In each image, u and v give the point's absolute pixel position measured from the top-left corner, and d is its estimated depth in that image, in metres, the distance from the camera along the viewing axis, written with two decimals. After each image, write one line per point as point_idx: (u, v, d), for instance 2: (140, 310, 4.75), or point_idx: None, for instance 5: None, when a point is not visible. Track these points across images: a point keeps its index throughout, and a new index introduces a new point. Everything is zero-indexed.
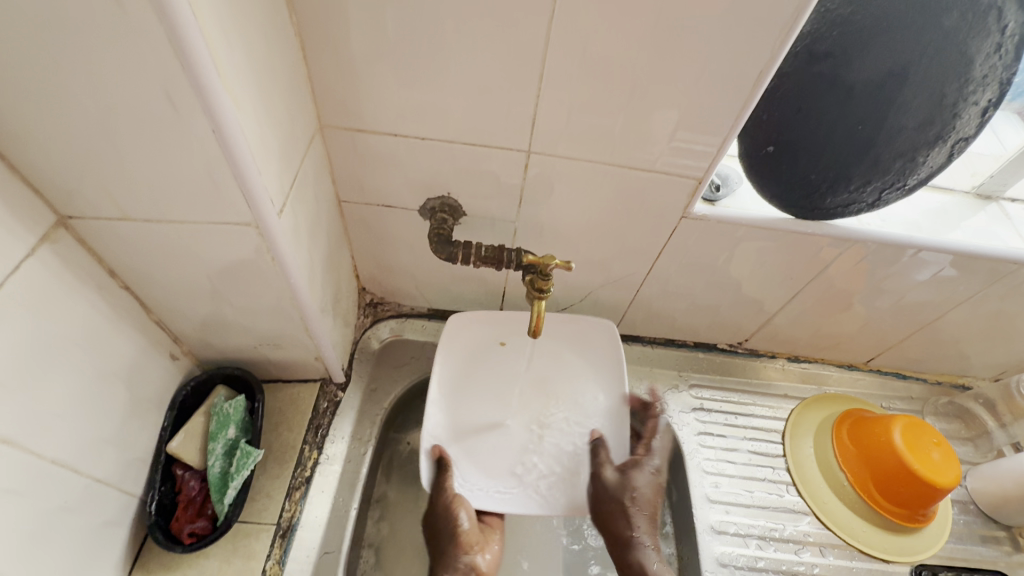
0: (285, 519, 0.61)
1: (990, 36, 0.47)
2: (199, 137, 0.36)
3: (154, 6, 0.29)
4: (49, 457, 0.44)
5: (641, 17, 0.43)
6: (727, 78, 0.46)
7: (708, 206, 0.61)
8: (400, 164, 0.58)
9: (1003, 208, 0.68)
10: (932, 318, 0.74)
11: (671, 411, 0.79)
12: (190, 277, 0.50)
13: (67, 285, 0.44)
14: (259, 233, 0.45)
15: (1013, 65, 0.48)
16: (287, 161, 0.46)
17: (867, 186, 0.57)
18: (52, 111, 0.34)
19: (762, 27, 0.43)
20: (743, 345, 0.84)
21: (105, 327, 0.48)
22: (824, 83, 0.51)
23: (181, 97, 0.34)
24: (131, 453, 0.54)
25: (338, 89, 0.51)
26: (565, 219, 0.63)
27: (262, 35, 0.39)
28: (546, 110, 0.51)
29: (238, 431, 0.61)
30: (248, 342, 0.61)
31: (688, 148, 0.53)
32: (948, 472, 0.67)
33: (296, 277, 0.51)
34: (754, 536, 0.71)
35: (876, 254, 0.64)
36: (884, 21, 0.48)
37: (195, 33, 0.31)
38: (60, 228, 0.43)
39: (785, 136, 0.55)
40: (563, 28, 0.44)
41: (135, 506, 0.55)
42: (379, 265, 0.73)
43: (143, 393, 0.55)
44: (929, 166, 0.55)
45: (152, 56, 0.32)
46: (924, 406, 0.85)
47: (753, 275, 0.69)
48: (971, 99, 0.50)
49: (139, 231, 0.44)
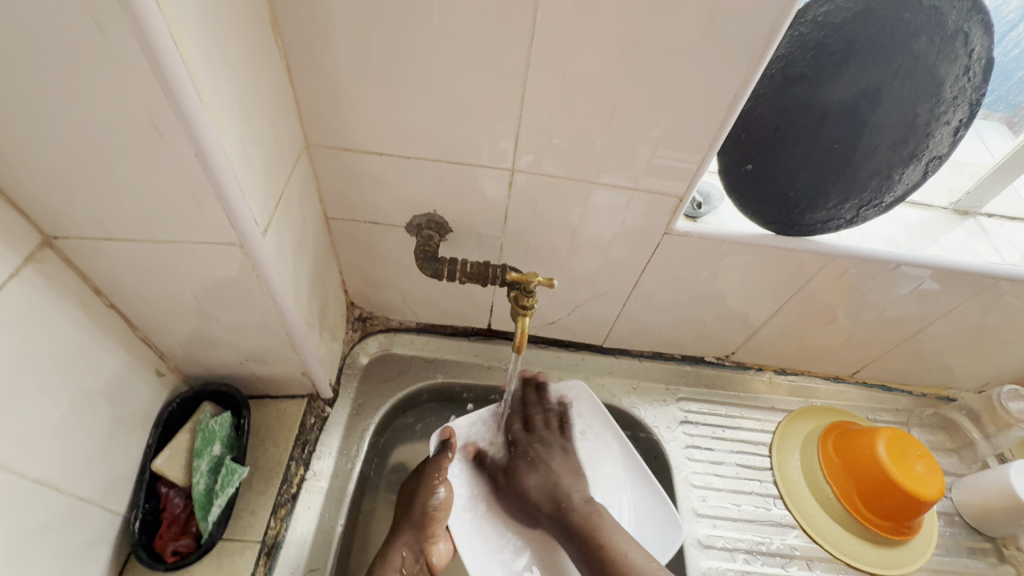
0: (270, 536, 0.60)
1: (958, 59, 0.48)
2: (183, 158, 0.37)
3: (138, 35, 0.30)
4: (31, 476, 0.44)
5: (617, 41, 0.44)
6: (703, 100, 0.48)
7: (690, 223, 0.62)
8: (386, 182, 0.58)
9: (980, 223, 0.69)
10: (914, 331, 0.75)
11: (659, 424, 0.79)
12: (176, 295, 0.50)
13: (51, 304, 0.44)
14: (244, 252, 0.45)
15: (983, 87, 0.49)
16: (272, 181, 0.47)
17: (845, 203, 0.58)
18: (38, 136, 0.35)
19: (735, 50, 0.44)
20: (730, 358, 0.84)
21: (89, 345, 0.49)
22: (799, 104, 0.53)
23: (164, 121, 0.35)
24: (114, 470, 0.53)
25: (324, 109, 0.52)
26: (550, 235, 0.63)
27: (245, 59, 0.40)
28: (528, 129, 0.52)
29: (224, 447, 0.61)
30: (234, 358, 0.61)
31: (669, 166, 0.54)
32: (931, 484, 0.67)
33: (282, 294, 0.52)
34: (742, 550, 0.71)
35: (856, 269, 0.65)
36: (855, 45, 0.49)
37: (175, 59, 0.32)
38: (45, 248, 0.43)
39: (763, 155, 0.56)
40: (543, 51, 0.45)
41: (118, 524, 0.55)
42: (367, 280, 0.73)
43: (128, 410, 0.55)
44: (905, 183, 0.56)
45: (136, 82, 0.32)
46: (910, 418, 0.85)
47: (738, 289, 0.70)
48: (943, 119, 0.51)
49: (125, 250, 0.45)
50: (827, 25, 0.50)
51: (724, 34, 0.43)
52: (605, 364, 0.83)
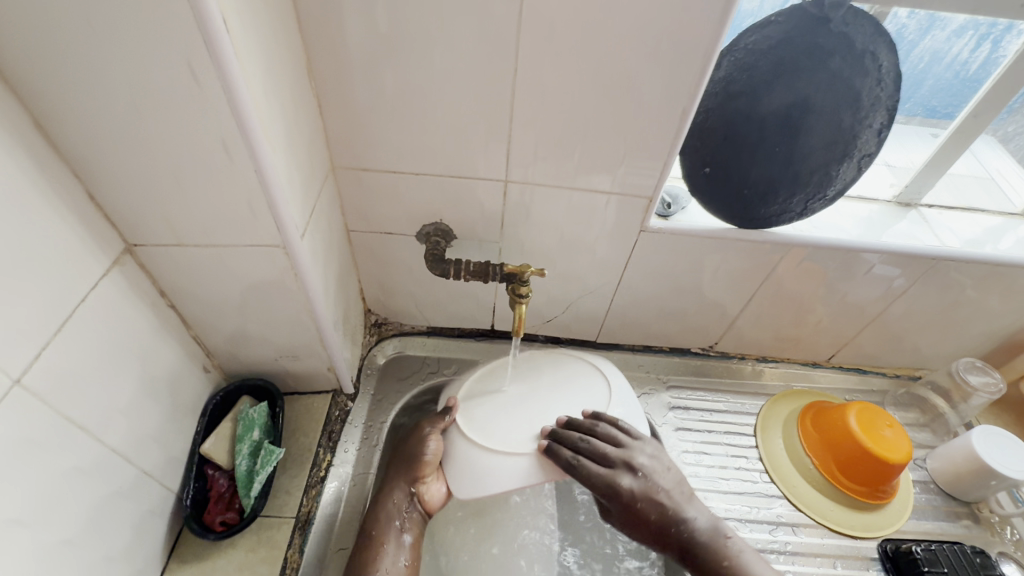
0: (303, 513, 0.67)
1: (870, 74, 0.59)
2: (245, 176, 0.47)
3: (221, 81, 0.40)
4: (111, 445, 0.52)
5: (585, 71, 0.54)
6: (661, 113, 0.58)
7: (662, 220, 0.71)
8: (398, 197, 0.69)
9: (921, 213, 0.78)
10: (877, 313, 0.83)
11: (651, 410, 0.87)
12: (226, 293, 0.59)
13: (128, 302, 0.53)
14: (285, 253, 0.55)
15: (896, 94, 0.60)
16: (306, 194, 0.57)
17: (793, 198, 0.67)
18: (136, 160, 0.45)
19: (682, 73, 0.54)
20: (714, 348, 0.92)
21: (154, 337, 0.57)
22: (742, 116, 0.62)
23: (234, 144, 0.44)
24: (171, 451, 0.61)
25: (347, 137, 0.62)
26: (541, 236, 0.73)
27: (289, 98, 0.51)
28: (518, 145, 0.62)
29: (262, 433, 0.68)
30: (269, 355, 0.70)
31: (638, 171, 0.63)
32: (899, 448, 0.74)
33: (314, 291, 0.61)
34: (732, 518, 0.77)
35: (813, 255, 0.74)
36: (781, 67, 0.60)
37: (246, 101, 0.42)
38: (126, 254, 0.53)
39: (717, 159, 0.66)
40: (525, 81, 0.56)
41: (172, 500, 0.62)
42: (382, 287, 0.83)
43: (181, 398, 0.63)
44: (843, 179, 0.66)
45: (216, 118, 0.43)
46: (885, 397, 0.93)
47: (712, 279, 0.78)
48: (867, 123, 0.61)
49: (188, 254, 0.54)
50: (756, 51, 0.60)
51: (673, 60, 0.53)
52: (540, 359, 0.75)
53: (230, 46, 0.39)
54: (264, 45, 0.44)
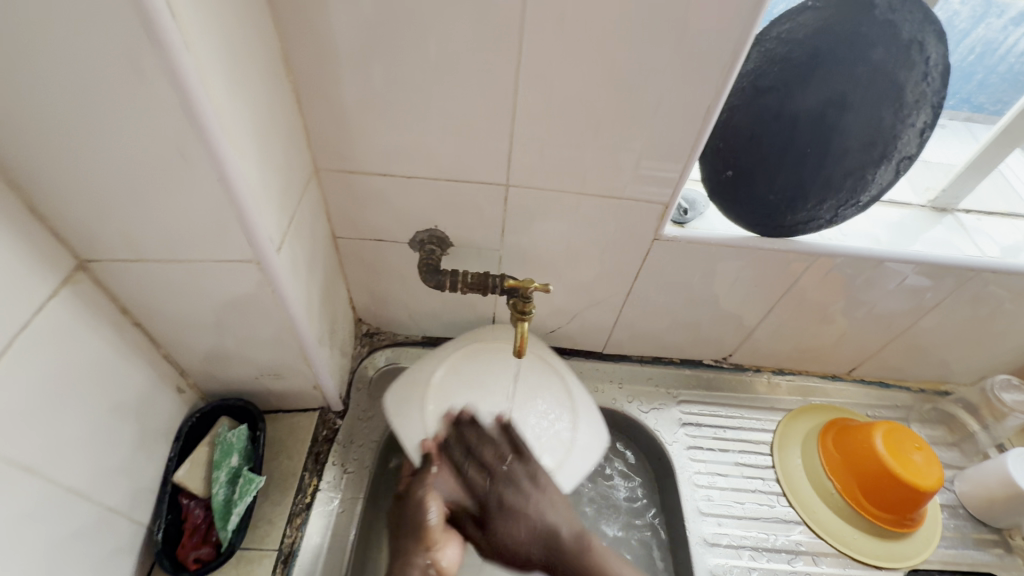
0: (286, 545, 0.62)
1: (916, 67, 0.52)
2: (207, 185, 0.41)
3: (171, 77, 0.34)
4: (66, 485, 0.47)
5: (597, 65, 0.48)
6: (680, 112, 0.51)
7: (678, 228, 0.65)
8: (389, 202, 0.63)
9: (958, 219, 0.72)
10: (905, 326, 0.77)
11: (662, 427, 0.81)
12: (196, 311, 0.54)
13: (83, 324, 0.48)
14: (260, 269, 0.49)
15: (942, 90, 0.54)
16: (284, 203, 0.51)
17: (823, 204, 0.61)
18: (78, 167, 0.39)
19: (707, 66, 0.48)
20: (728, 360, 0.87)
21: (116, 360, 0.52)
22: (771, 114, 0.56)
23: (192, 150, 0.38)
24: (139, 482, 0.56)
25: (330, 136, 0.56)
26: (545, 244, 0.67)
27: (260, 93, 0.45)
28: (520, 147, 0.56)
29: (241, 459, 0.63)
30: (249, 373, 0.64)
31: (653, 175, 0.57)
32: (930, 474, 0.69)
33: (295, 308, 0.55)
34: (748, 547, 0.72)
35: (842, 266, 0.68)
36: (817, 59, 0.53)
37: (202, 99, 0.36)
38: (79, 271, 0.47)
39: (741, 161, 0.60)
40: (529, 75, 0.49)
41: (142, 535, 0.57)
42: (373, 296, 0.77)
43: (150, 423, 0.57)
44: (879, 184, 0.59)
45: (169, 121, 0.37)
46: (909, 413, 0.87)
47: (730, 290, 0.72)
48: (909, 122, 0.55)
49: (150, 270, 0.48)
50: (791, 40, 0.54)
51: (697, 52, 0.47)
52: (425, 370, 0.71)
53: (179, 35, 0.33)
54: (227, 35, 0.38)
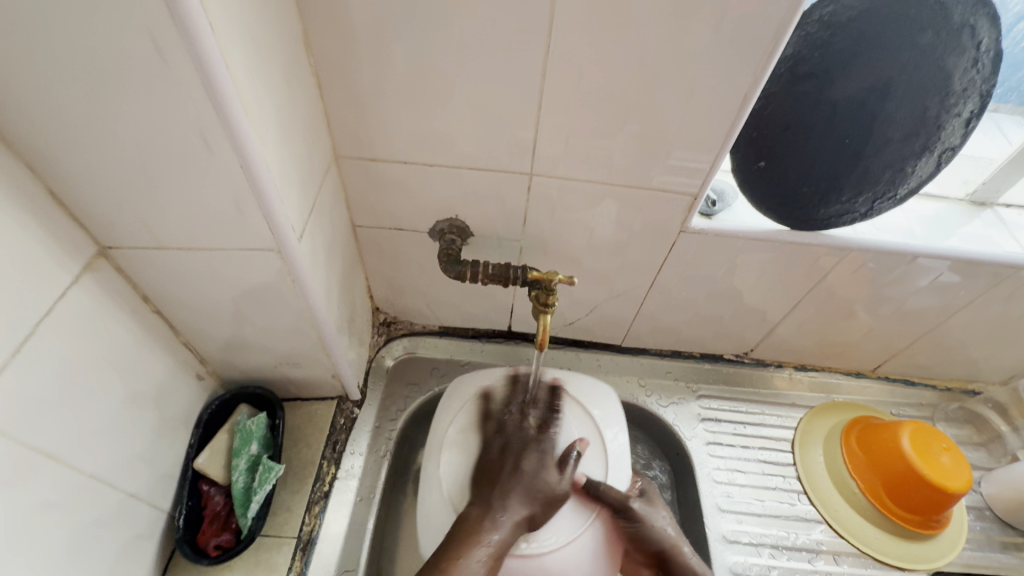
0: (305, 532, 0.63)
1: (966, 52, 0.50)
2: (228, 173, 0.40)
3: (192, 60, 0.33)
4: (89, 472, 0.47)
5: (628, 50, 0.46)
6: (713, 100, 0.49)
7: (705, 220, 0.63)
8: (410, 191, 0.61)
9: (997, 213, 0.69)
10: (936, 324, 0.75)
11: (680, 422, 0.80)
12: (216, 300, 0.53)
13: (105, 311, 0.47)
14: (280, 258, 0.48)
15: (992, 78, 0.50)
16: (305, 191, 0.50)
17: (859, 196, 0.59)
18: (99, 152, 0.38)
19: (744, 52, 0.46)
20: (749, 355, 0.85)
21: (138, 348, 0.52)
22: (809, 102, 0.54)
23: (212, 134, 0.37)
24: (160, 469, 0.56)
25: (352, 122, 0.55)
26: (568, 235, 0.65)
27: (282, 77, 0.43)
28: (546, 135, 0.54)
29: (260, 447, 0.63)
30: (268, 362, 0.64)
31: (683, 166, 0.55)
32: (958, 476, 0.67)
33: (314, 298, 0.54)
34: (767, 545, 0.71)
35: (874, 262, 0.65)
36: (862, 43, 0.51)
37: (226, 83, 0.35)
38: (101, 258, 0.46)
39: (775, 151, 0.58)
40: (557, 61, 0.48)
41: (164, 520, 0.58)
42: (391, 285, 0.76)
43: (170, 411, 0.57)
44: (918, 176, 0.57)
45: (190, 106, 0.36)
46: (935, 412, 0.85)
47: (756, 285, 0.71)
48: (954, 111, 0.52)
49: (171, 257, 0.48)
50: (832, 25, 0.51)
51: (734, 37, 0.45)
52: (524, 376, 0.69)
53: (204, 15, 0.32)
54: (250, 18, 0.37)
